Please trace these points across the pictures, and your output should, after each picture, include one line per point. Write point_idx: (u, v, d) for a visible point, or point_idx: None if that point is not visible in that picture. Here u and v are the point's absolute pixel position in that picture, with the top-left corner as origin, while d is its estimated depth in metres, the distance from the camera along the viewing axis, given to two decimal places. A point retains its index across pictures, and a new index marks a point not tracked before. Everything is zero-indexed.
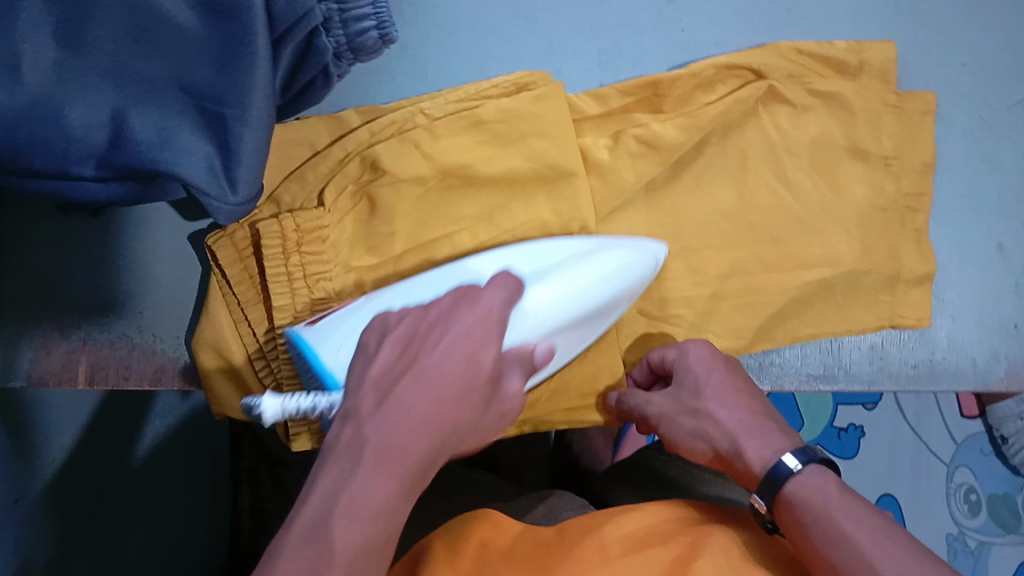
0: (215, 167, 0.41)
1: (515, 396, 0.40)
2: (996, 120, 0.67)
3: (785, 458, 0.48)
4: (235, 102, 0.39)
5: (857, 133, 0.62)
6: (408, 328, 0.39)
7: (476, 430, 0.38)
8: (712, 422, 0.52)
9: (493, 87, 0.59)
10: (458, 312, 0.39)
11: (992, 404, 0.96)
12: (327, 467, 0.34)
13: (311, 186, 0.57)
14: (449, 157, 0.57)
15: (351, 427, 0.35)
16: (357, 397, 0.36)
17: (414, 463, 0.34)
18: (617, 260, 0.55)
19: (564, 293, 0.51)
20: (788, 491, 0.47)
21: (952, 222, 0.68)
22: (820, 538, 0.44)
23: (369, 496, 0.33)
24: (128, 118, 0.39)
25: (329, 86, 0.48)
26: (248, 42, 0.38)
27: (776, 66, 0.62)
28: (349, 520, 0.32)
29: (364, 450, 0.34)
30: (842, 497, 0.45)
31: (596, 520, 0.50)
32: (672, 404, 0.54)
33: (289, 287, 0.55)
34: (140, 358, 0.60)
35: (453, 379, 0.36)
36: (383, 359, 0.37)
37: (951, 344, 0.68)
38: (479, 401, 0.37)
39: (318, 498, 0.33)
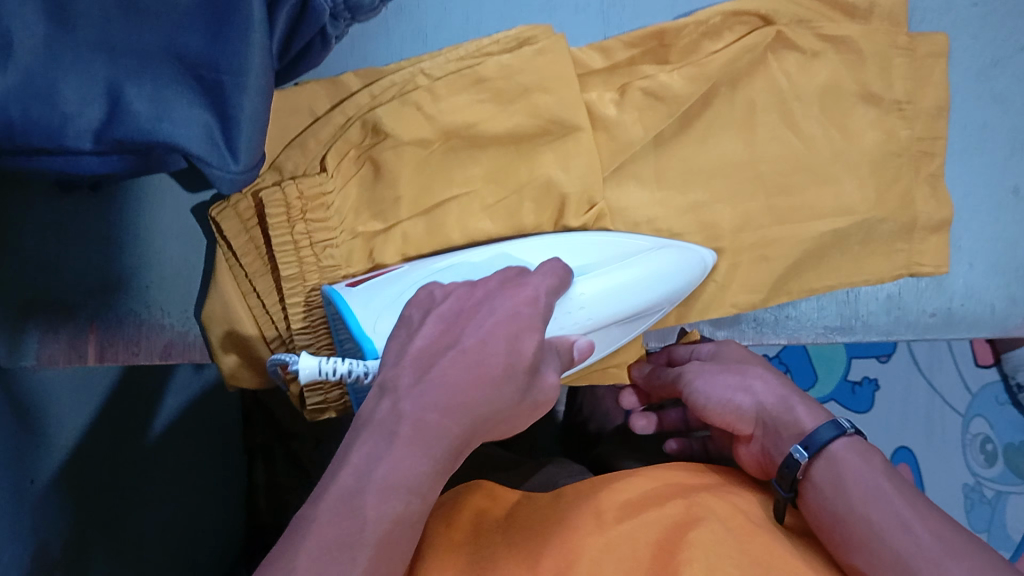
0: (215, 138, 0.40)
1: (552, 389, 0.39)
2: (1009, 59, 0.65)
3: (839, 419, 0.50)
4: (231, 67, 0.39)
5: (867, 76, 0.60)
6: (454, 304, 0.39)
7: (504, 423, 0.37)
8: (767, 385, 0.55)
9: (494, 43, 0.57)
10: (502, 299, 0.39)
11: (1008, 353, 0.95)
12: (364, 437, 0.34)
13: (313, 152, 0.55)
14: (452, 118, 0.56)
15: (389, 399, 0.35)
16: (396, 368, 0.36)
17: (446, 447, 0.35)
18: (671, 262, 0.57)
19: (611, 290, 0.53)
20: (829, 455, 0.49)
21: (968, 164, 0.66)
22: (859, 491, 0.46)
23: (400, 475, 0.33)
24: (124, 92, 0.38)
25: (326, 49, 0.48)
26: (240, 6, 0.38)
27: (785, 9, 0.59)
28: (383, 497, 0.33)
29: (400, 424, 0.34)
30: (880, 462, 0.47)
31: (593, 487, 0.51)
32: (713, 370, 0.57)
33: (297, 257, 0.54)
34: (148, 334, 0.60)
35: (490, 368, 0.36)
36: (425, 336, 0.37)
37: (969, 290, 0.67)
38: (512, 391, 0.36)
39: (353, 470, 0.33)
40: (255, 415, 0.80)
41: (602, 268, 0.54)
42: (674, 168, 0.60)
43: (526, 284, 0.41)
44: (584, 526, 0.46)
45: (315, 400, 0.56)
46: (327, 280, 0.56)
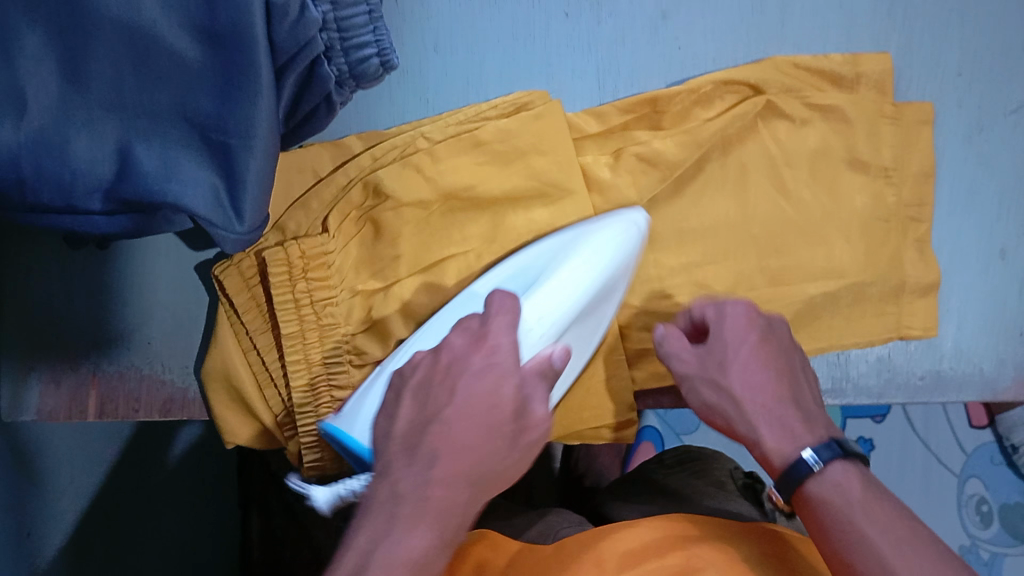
0: (221, 198, 0.42)
1: (543, 420, 0.43)
2: (994, 126, 0.64)
3: (803, 453, 0.43)
4: (239, 131, 0.40)
5: (854, 142, 0.61)
6: (424, 374, 0.44)
7: (508, 472, 0.42)
8: (746, 385, 0.47)
9: (492, 108, 0.60)
10: (467, 359, 0.43)
11: (1001, 414, 0.96)
12: (366, 522, 0.38)
13: (315, 213, 0.57)
14: (452, 179, 0.57)
15: (388, 484, 0.39)
16: (390, 458, 0.41)
17: (447, 518, 0.38)
18: (608, 242, 0.54)
19: (563, 295, 0.53)
20: (809, 493, 0.42)
21: (949, 223, 0.65)
22: (838, 537, 0.40)
23: (406, 549, 0.36)
24: (134, 151, 0.40)
25: (331, 114, 0.50)
26: (250, 73, 0.39)
27: (774, 79, 0.61)
28: (384, 569, 0.35)
29: (399, 505, 0.38)
30: (864, 493, 0.40)
31: (594, 536, 0.50)
32: (695, 365, 0.51)
33: (297, 315, 0.55)
34: (148, 389, 0.60)
35: (478, 417, 0.41)
36: (407, 418, 0.42)
37: (959, 350, 0.66)
38: (499, 443, 0.41)
39: (358, 553, 0.36)
40: (253, 470, 0.81)
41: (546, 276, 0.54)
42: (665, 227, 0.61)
43: (485, 336, 0.44)
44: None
45: (312, 458, 0.57)
46: (325, 337, 0.56)
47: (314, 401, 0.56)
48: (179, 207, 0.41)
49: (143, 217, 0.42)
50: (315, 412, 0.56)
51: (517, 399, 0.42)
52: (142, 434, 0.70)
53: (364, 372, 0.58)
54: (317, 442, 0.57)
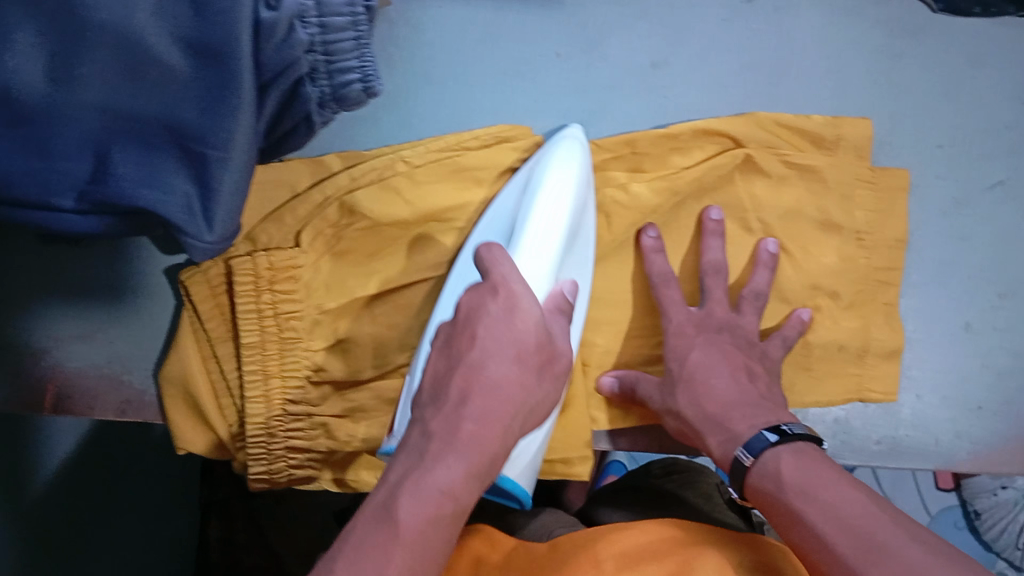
0: (194, 203, 0.42)
1: (562, 352, 0.45)
2: (972, 201, 0.64)
3: (738, 451, 0.51)
4: (218, 143, 0.41)
5: (828, 205, 0.61)
6: (448, 335, 0.44)
7: (542, 401, 0.44)
8: (690, 399, 0.56)
9: (474, 139, 0.60)
10: (484, 307, 0.43)
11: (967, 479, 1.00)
12: (400, 456, 0.41)
13: (288, 228, 0.57)
14: (431, 202, 0.58)
15: (420, 427, 0.42)
16: (424, 404, 0.43)
17: (483, 453, 0.40)
18: (568, 162, 0.54)
19: (554, 218, 0.51)
20: (753, 481, 0.50)
21: (921, 296, 0.64)
22: (773, 509, 0.47)
23: (437, 480, 0.39)
24: (112, 157, 0.40)
25: (310, 135, 0.51)
26: (233, 88, 0.39)
27: (753, 135, 0.60)
28: (416, 500, 0.38)
29: (431, 444, 0.40)
30: (794, 473, 0.47)
31: (591, 539, 0.53)
32: (661, 385, 0.58)
33: (259, 326, 0.56)
34: (107, 389, 0.60)
35: (499, 351, 0.42)
36: (435, 370, 0.43)
37: (916, 420, 0.65)
38: (527, 373, 0.42)
39: (389, 487, 0.39)
40: (217, 475, 0.84)
41: (523, 221, 0.52)
42: (638, 265, 0.61)
43: (498, 286, 0.43)
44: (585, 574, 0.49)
45: (259, 468, 0.58)
46: (285, 352, 0.57)
47: (267, 414, 0.57)
48: (151, 210, 0.42)
49: (122, 221, 0.43)
50: (265, 424, 0.57)
51: (539, 332, 0.43)
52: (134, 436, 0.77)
53: (321, 390, 0.58)
54: (266, 453, 0.58)
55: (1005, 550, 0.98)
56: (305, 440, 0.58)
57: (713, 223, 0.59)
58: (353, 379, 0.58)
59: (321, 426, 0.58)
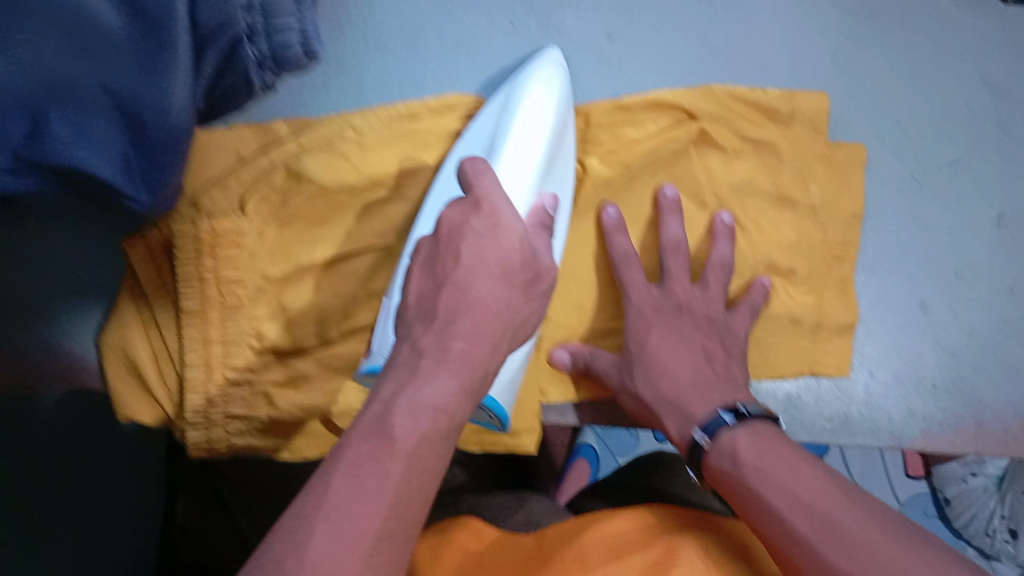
0: (131, 165, 0.43)
1: (548, 269, 0.45)
2: (929, 177, 0.64)
3: (694, 435, 0.51)
4: (156, 107, 0.41)
5: (783, 179, 0.61)
6: (431, 249, 0.43)
7: (528, 319, 0.44)
8: (647, 381, 0.56)
9: (425, 107, 0.59)
10: (469, 224, 0.42)
11: (937, 466, 1.00)
12: (389, 375, 0.39)
13: (233, 193, 0.56)
14: (378, 168, 0.57)
15: (408, 345, 0.40)
16: (408, 324, 0.41)
17: (474, 370, 0.39)
18: (549, 84, 0.53)
19: (534, 135, 0.51)
20: (710, 460, 0.49)
21: (876, 274, 0.64)
22: (731, 490, 0.47)
23: (430, 398, 0.37)
24: (49, 117, 0.38)
25: (250, 96, 0.50)
26: (170, 50, 0.41)
27: (710, 108, 0.60)
28: (411, 416, 0.37)
29: (422, 361, 0.39)
30: (750, 454, 0.46)
31: (576, 529, 0.54)
32: (620, 364, 0.58)
33: (200, 291, 0.55)
34: (52, 356, 0.59)
35: (485, 266, 0.41)
36: (417, 288, 0.42)
37: (868, 399, 0.64)
38: (515, 291, 0.42)
39: (381, 402, 0.38)
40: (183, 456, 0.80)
41: (503, 137, 0.51)
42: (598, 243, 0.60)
43: (481, 201, 0.42)
44: (571, 566, 0.50)
45: (199, 436, 0.57)
46: (227, 320, 0.56)
47: (208, 382, 0.56)
48: (87, 171, 0.41)
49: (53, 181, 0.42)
50: (206, 392, 0.56)
51: (525, 248, 0.43)
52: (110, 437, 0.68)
53: (263, 359, 0.57)
54: (205, 421, 0.57)
55: (975, 538, 0.97)
56: (246, 409, 0.58)
57: (669, 200, 0.59)
58: (295, 347, 0.58)
59: (262, 394, 0.58)
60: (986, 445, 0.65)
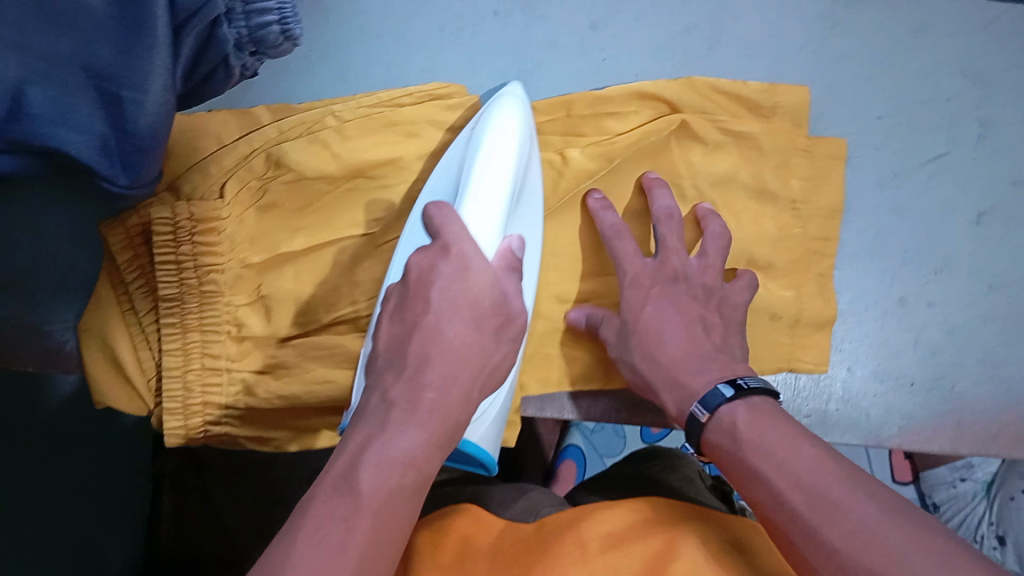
0: (109, 145, 0.42)
1: (519, 313, 0.45)
2: (910, 172, 0.64)
3: (693, 408, 0.50)
4: (133, 86, 0.39)
5: (764, 172, 0.61)
6: (400, 296, 0.43)
7: (500, 364, 0.44)
8: (644, 355, 0.54)
9: (406, 96, 0.60)
10: (439, 269, 0.43)
11: (929, 471, 1.00)
12: (361, 423, 0.40)
13: (213, 179, 0.55)
14: (358, 156, 0.57)
15: (378, 392, 0.41)
16: (379, 371, 0.42)
17: (442, 418, 0.40)
18: (510, 119, 0.50)
19: (499, 174, 0.48)
20: (709, 435, 0.49)
21: (856, 269, 0.64)
22: (730, 466, 0.47)
23: (399, 449, 0.39)
24: (26, 92, 0.39)
25: (230, 78, 0.47)
26: (147, 29, 0.38)
27: (691, 100, 0.60)
28: (379, 469, 0.38)
29: (391, 410, 0.40)
30: (749, 429, 0.46)
31: (576, 516, 0.52)
32: (618, 333, 0.56)
33: (178, 278, 0.54)
34: (30, 339, 0.59)
35: (456, 312, 0.42)
36: (386, 336, 0.43)
37: (846, 394, 0.64)
38: (485, 336, 0.43)
39: (349, 454, 0.39)
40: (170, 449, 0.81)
41: (467, 179, 0.48)
42: (585, 223, 0.60)
43: (449, 246, 0.43)
44: (570, 557, 0.48)
45: (175, 424, 0.55)
46: (205, 306, 0.55)
47: (185, 367, 0.55)
48: (63, 150, 0.41)
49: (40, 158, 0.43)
50: (182, 379, 0.55)
51: (496, 293, 0.43)
52: (90, 415, 0.69)
53: (241, 346, 0.57)
54: (182, 407, 0.55)
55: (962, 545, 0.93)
56: (224, 395, 0.57)
57: (655, 179, 0.59)
58: (274, 335, 0.57)
59: (240, 382, 0.57)
60: (966, 443, 0.64)
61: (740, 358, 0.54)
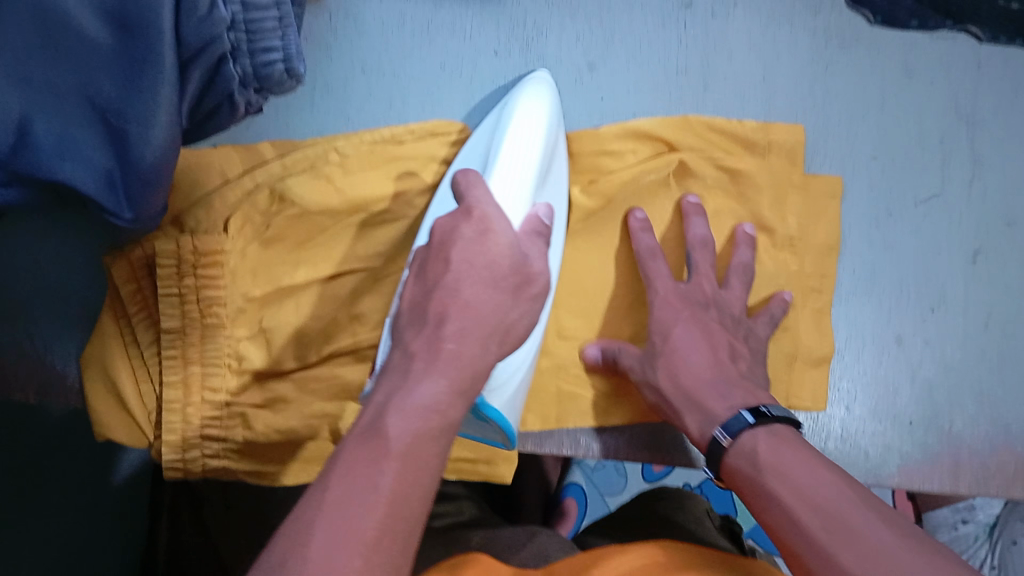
0: (114, 176, 0.42)
1: (540, 272, 0.43)
2: (904, 211, 0.65)
3: (715, 432, 0.50)
4: (136, 118, 0.40)
5: (759, 207, 0.62)
6: (422, 259, 0.43)
7: (518, 325, 0.42)
8: (669, 373, 0.55)
9: (409, 133, 0.60)
10: (457, 229, 0.42)
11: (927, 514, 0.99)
12: (382, 385, 0.38)
13: (217, 213, 0.56)
14: (360, 192, 0.58)
15: (401, 350, 0.40)
16: (401, 331, 0.41)
17: (467, 373, 0.38)
18: (537, 101, 0.54)
19: (525, 146, 0.51)
20: (728, 461, 0.49)
21: (853, 307, 0.64)
22: (748, 490, 0.47)
23: (423, 398, 0.36)
24: (31, 125, 0.39)
25: (235, 116, 0.47)
26: (153, 63, 0.38)
27: (688, 140, 0.61)
28: (404, 418, 0.36)
29: (415, 361, 0.38)
30: (769, 456, 0.46)
31: (586, 562, 0.52)
32: (641, 359, 0.56)
33: (180, 311, 0.55)
34: (28, 369, 0.59)
35: (477, 269, 0.41)
36: (410, 297, 0.42)
37: (844, 433, 0.64)
38: (505, 294, 0.41)
39: (375, 411, 0.37)
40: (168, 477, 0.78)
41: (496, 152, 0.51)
42: (622, 242, 0.61)
43: (471, 208, 0.42)
44: None
45: (173, 456, 0.56)
46: (206, 340, 0.56)
47: (184, 400, 0.56)
48: (68, 182, 0.42)
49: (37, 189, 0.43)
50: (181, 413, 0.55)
51: (514, 253, 0.42)
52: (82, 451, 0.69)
53: (241, 380, 0.57)
54: (180, 440, 0.56)
55: None
56: (221, 429, 0.57)
57: (694, 204, 0.60)
58: (275, 368, 0.58)
59: (239, 416, 0.57)
60: (962, 479, 0.64)
61: (762, 386, 0.54)
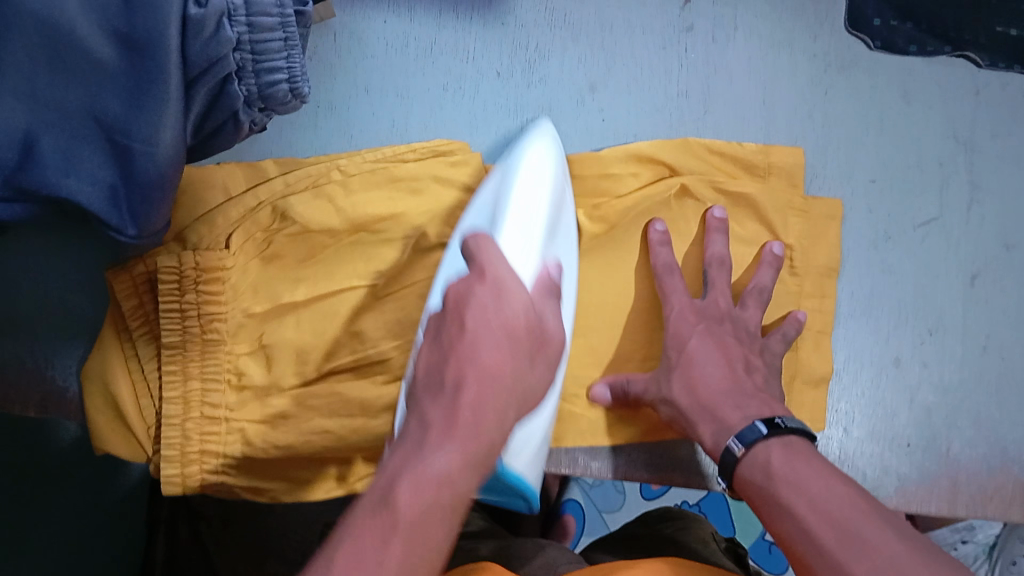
0: (118, 194, 0.42)
1: (554, 339, 0.43)
2: (903, 234, 0.65)
3: (730, 441, 0.50)
4: (142, 137, 0.40)
5: (760, 230, 0.62)
6: (435, 326, 0.42)
7: (535, 388, 0.41)
8: (684, 385, 0.55)
9: (411, 152, 0.61)
10: (472, 292, 0.41)
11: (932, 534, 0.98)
12: (397, 451, 0.38)
13: (220, 229, 0.57)
14: (363, 210, 0.59)
15: (416, 416, 0.39)
16: (416, 397, 0.40)
17: (485, 443, 0.37)
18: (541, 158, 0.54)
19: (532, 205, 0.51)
20: (741, 472, 0.49)
21: (852, 330, 0.64)
22: (760, 500, 0.47)
23: (434, 469, 0.36)
24: (38, 141, 0.40)
25: (238, 133, 0.47)
26: (159, 81, 0.39)
27: (689, 164, 0.62)
28: (414, 488, 0.35)
29: (429, 432, 0.37)
30: (783, 466, 0.47)
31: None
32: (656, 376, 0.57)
33: (181, 326, 0.55)
34: (28, 381, 0.59)
35: (492, 333, 0.39)
36: (423, 364, 0.41)
37: (842, 453, 0.64)
38: (523, 359, 0.40)
39: (386, 479, 0.37)
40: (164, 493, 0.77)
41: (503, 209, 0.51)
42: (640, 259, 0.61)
43: (484, 270, 0.42)
44: None
45: (171, 472, 0.55)
46: (206, 356, 0.56)
47: (183, 415, 0.55)
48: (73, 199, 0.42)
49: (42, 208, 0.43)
50: (180, 428, 0.55)
51: (530, 315, 0.41)
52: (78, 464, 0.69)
53: (242, 396, 0.57)
54: (179, 456, 0.55)
55: None
56: (220, 444, 0.56)
57: (717, 220, 0.60)
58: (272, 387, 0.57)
59: (238, 431, 0.56)
60: (961, 502, 0.64)
61: (778, 399, 0.55)
